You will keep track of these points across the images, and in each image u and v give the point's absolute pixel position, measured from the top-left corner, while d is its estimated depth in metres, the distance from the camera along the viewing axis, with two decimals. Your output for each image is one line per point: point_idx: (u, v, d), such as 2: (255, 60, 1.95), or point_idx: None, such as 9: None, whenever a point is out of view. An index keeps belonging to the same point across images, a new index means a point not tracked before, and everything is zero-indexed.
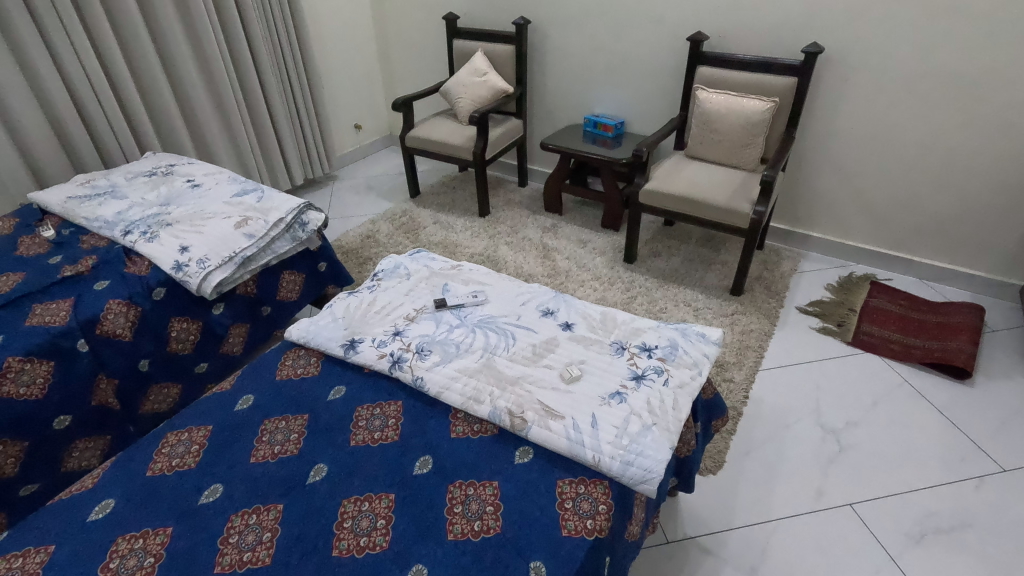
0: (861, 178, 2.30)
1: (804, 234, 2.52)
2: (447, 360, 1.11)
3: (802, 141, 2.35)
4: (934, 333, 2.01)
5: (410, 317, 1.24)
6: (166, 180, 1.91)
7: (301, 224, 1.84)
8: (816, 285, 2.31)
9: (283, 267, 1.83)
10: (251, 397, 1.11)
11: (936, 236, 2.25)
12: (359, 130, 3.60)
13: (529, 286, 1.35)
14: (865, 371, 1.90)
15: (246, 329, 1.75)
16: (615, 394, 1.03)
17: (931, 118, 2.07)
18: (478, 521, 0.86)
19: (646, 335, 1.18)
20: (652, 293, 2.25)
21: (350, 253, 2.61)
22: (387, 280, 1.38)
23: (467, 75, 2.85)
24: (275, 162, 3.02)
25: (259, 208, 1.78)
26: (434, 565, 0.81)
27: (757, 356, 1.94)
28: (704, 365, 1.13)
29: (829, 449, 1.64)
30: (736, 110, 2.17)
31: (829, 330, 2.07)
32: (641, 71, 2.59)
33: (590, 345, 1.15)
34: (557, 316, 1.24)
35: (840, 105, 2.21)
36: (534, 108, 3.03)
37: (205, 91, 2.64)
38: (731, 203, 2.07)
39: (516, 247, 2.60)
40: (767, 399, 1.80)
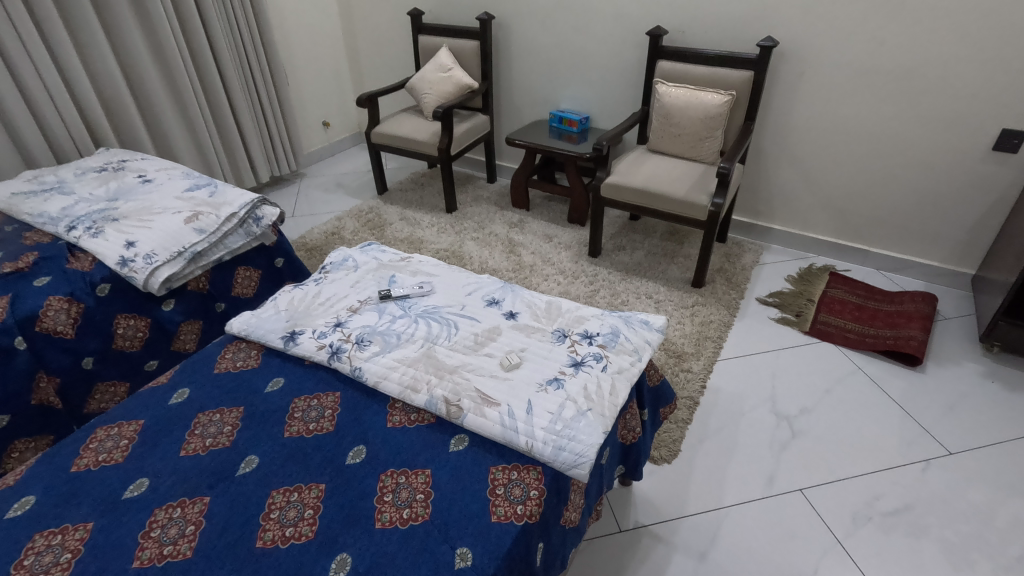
0: (819, 170, 2.33)
1: (766, 227, 2.55)
2: (387, 350, 1.10)
3: (761, 135, 2.38)
4: (888, 321, 2.04)
5: (354, 308, 1.23)
6: (116, 175, 1.87)
7: (256, 219, 1.81)
8: (776, 276, 2.34)
9: (237, 262, 1.81)
10: (187, 391, 1.09)
11: (891, 226, 2.29)
12: (328, 128, 3.57)
13: (477, 277, 1.34)
14: (821, 359, 1.93)
15: (199, 326, 1.73)
16: (553, 380, 1.03)
17: (883, 110, 2.11)
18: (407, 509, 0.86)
19: (589, 323, 1.18)
20: (614, 286, 2.26)
21: (313, 251, 2.59)
22: (334, 272, 1.37)
23: (432, 71, 2.84)
24: (239, 159, 2.99)
25: (211, 203, 1.75)
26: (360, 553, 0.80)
27: (716, 346, 1.96)
28: (645, 352, 1.13)
29: (783, 436, 1.66)
30: (694, 104, 2.18)
31: (788, 321, 2.09)
32: (603, 67, 2.60)
33: (532, 333, 1.15)
34: (502, 305, 1.23)
35: (796, 99, 2.24)
36: (501, 104, 3.03)
37: (163, 86, 2.60)
38: (689, 195, 2.09)
39: (481, 242, 2.60)
40: (724, 388, 1.82)
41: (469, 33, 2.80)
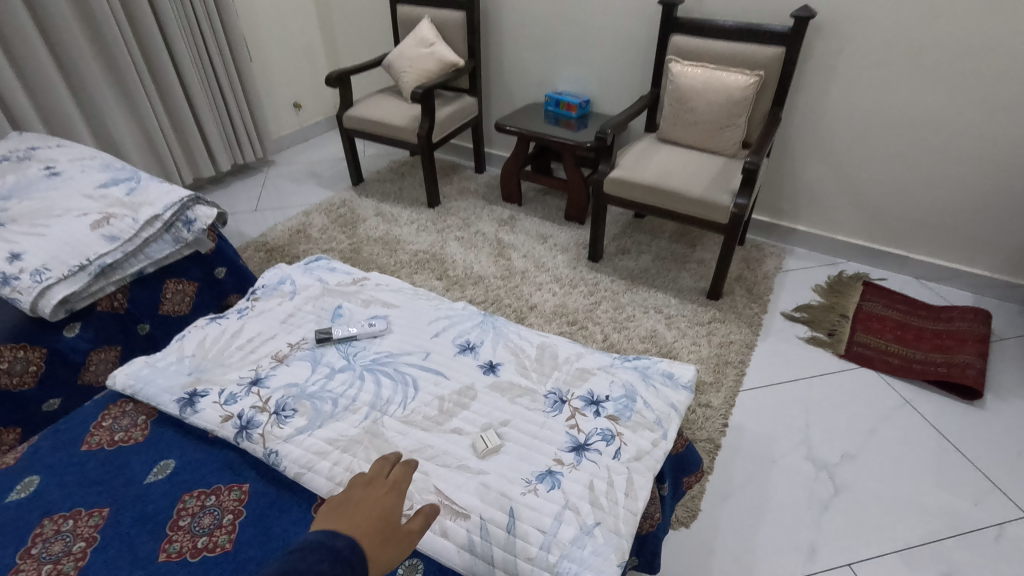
0: (854, 165, 2.02)
1: (789, 228, 2.25)
2: (318, 424, 0.80)
3: (788, 123, 2.06)
4: (935, 343, 1.76)
5: (281, 355, 0.92)
6: (17, 166, 1.54)
7: (186, 222, 1.49)
8: (803, 286, 2.04)
9: (165, 274, 1.49)
10: (36, 481, 0.78)
11: (935, 230, 1.99)
12: (299, 110, 3.22)
13: (448, 310, 1.04)
14: (861, 390, 1.64)
15: (116, 353, 1.42)
16: (545, 475, 0.74)
17: (935, 97, 1.79)
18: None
19: (594, 380, 0.88)
20: (618, 298, 1.95)
21: (274, 251, 2.27)
22: (264, 301, 1.06)
23: (412, 46, 2.49)
24: (193, 144, 2.65)
25: (129, 202, 1.43)
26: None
27: (738, 374, 1.67)
28: (670, 424, 0.84)
29: (822, 491, 1.37)
30: (713, 86, 1.86)
31: (819, 341, 1.80)
32: (607, 42, 2.27)
33: (516, 397, 0.85)
34: (479, 353, 0.93)
35: (832, 82, 1.92)
36: (490, 85, 2.70)
37: (97, 60, 2.28)
38: (706, 194, 1.78)
39: (466, 243, 2.28)
40: (750, 427, 1.52)
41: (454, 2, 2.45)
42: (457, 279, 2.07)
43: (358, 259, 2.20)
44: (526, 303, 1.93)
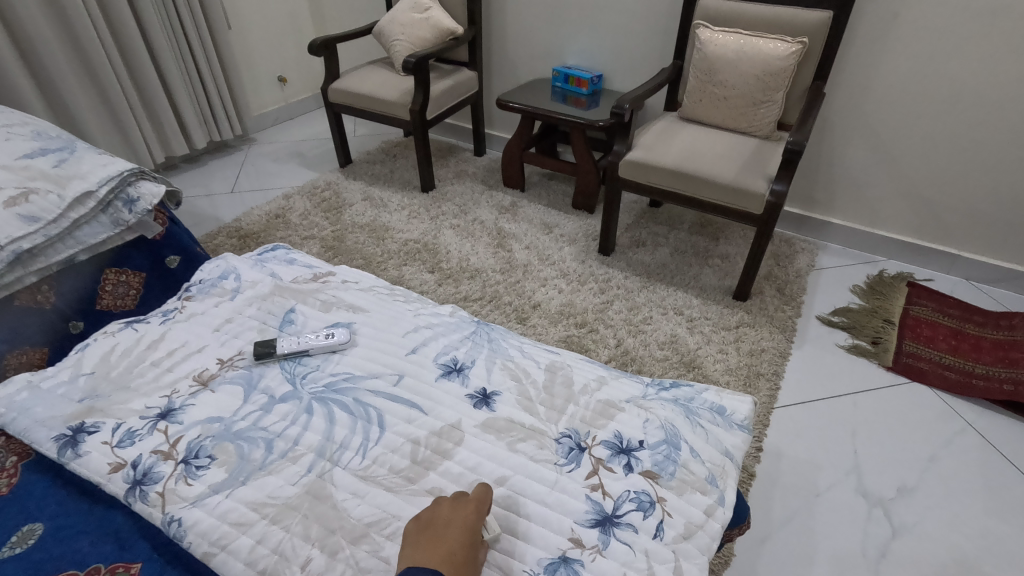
0: (902, 150, 1.79)
1: (822, 221, 2.02)
2: (243, 479, 0.58)
3: (828, 101, 1.83)
4: (998, 356, 1.53)
5: (206, 376, 0.70)
6: None
7: (127, 200, 1.25)
8: (840, 286, 1.82)
9: (102, 263, 1.26)
10: None
11: (991, 226, 1.76)
12: (284, 85, 2.97)
13: (432, 317, 0.82)
14: (915, 409, 1.42)
15: (41, 356, 1.20)
16: (557, 563, 0.53)
17: (1005, 70, 1.56)
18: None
19: (623, 419, 0.66)
20: (633, 297, 1.73)
21: (248, 238, 2.03)
22: (198, 301, 0.84)
23: (406, 11, 2.25)
24: (163, 117, 2.40)
25: (55, 176, 1.19)
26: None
27: (771, 387, 1.44)
28: (727, 482, 0.62)
29: (879, 533, 1.15)
30: (748, 55, 1.62)
31: (863, 350, 1.57)
32: (623, 8, 2.03)
33: (516, 442, 0.63)
34: (468, 376, 0.71)
35: (883, 53, 1.68)
36: (492, 58, 2.45)
37: (49, 17, 2.01)
38: (739, 180, 1.54)
39: (462, 232, 2.05)
40: (790, 452, 1.30)
41: None
42: (451, 272, 1.84)
43: (341, 247, 1.97)
44: (528, 301, 1.70)
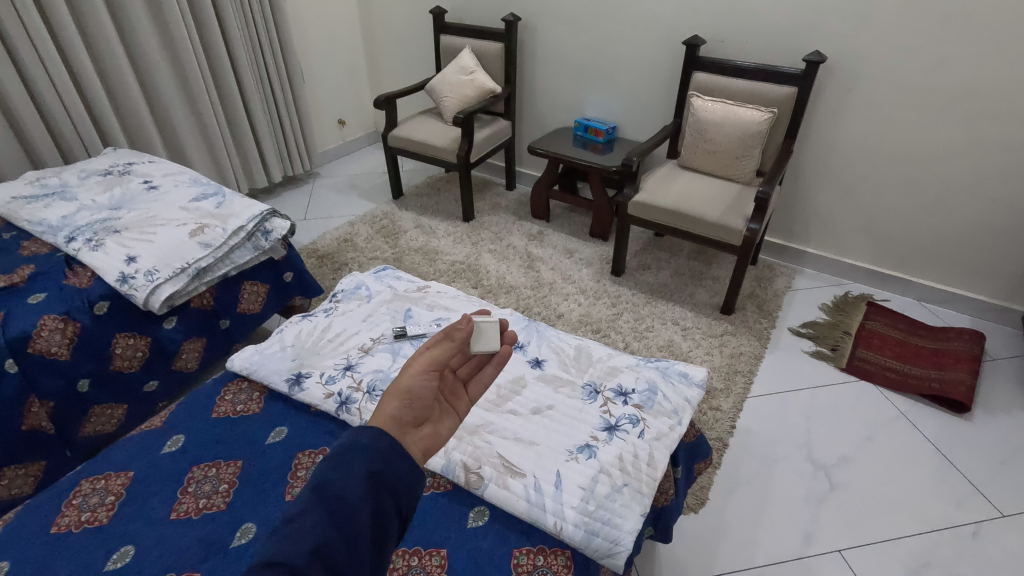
0: (861, 193, 2.19)
1: (799, 250, 2.42)
2: None
3: (800, 153, 2.24)
4: (932, 361, 1.91)
5: (366, 347, 1.13)
6: (120, 180, 1.79)
7: (265, 232, 1.71)
8: (811, 304, 2.21)
9: (244, 278, 1.72)
10: (181, 438, 1.01)
11: (935, 256, 2.14)
12: (343, 126, 3.47)
13: (500, 315, 1.24)
14: (859, 400, 1.80)
15: (202, 344, 1.64)
16: (584, 447, 0.93)
17: (938, 133, 1.94)
18: (367, 430, 0.61)
19: (623, 376, 1.08)
20: (639, 310, 2.14)
21: (324, 258, 2.49)
22: (345, 302, 1.28)
23: (454, 73, 2.73)
24: (250, 157, 2.89)
25: (218, 215, 1.66)
26: (272, 541, 0.52)
27: (746, 382, 1.84)
28: (685, 413, 1.03)
29: (819, 488, 1.53)
30: (731, 120, 2.05)
31: (823, 355, 1.96)
32: (633, 75, 2.48)
33: (559, 387, 1.04)
34: (527, 351, 1.13)
35: (841, 118, 2.09)
36: (523, 109, 2.92)
37: (173, 81, 2.50)
38: (722, 219, 1.96)
39: (499, 255, 2.48)
40: (757, 430, 1.69)
41: (493, 35, 2.68)
42: (491, 288, 2.27)
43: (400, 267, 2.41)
44: (554, 312, 2.13)
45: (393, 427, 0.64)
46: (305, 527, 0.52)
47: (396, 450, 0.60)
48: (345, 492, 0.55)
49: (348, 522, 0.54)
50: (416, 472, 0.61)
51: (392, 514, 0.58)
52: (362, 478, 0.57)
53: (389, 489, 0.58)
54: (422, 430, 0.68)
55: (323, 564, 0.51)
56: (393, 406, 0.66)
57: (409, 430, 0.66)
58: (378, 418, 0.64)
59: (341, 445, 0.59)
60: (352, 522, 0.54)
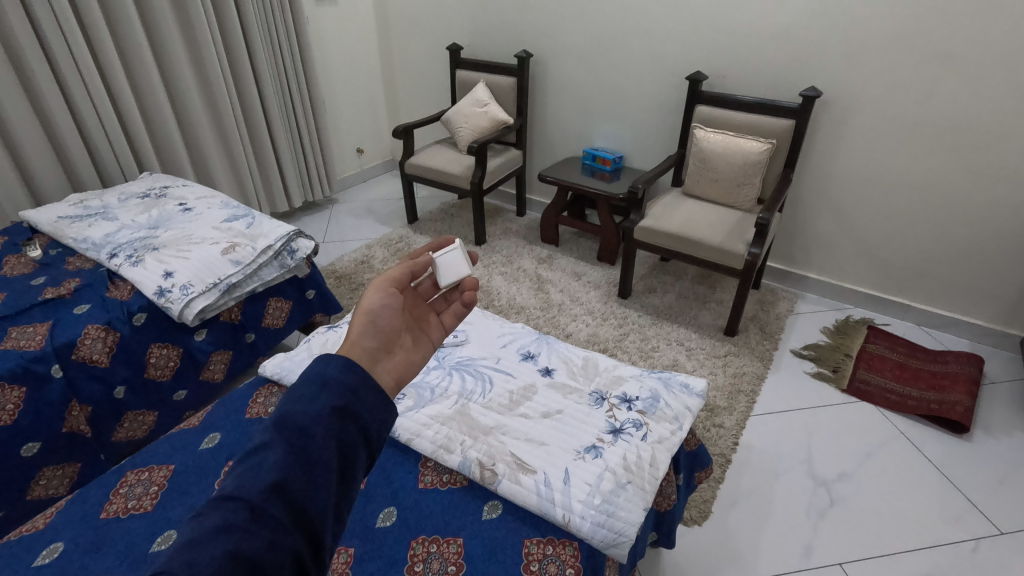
0: (859, 221, 2.27)
1: (801, 275, 2.50)
2: (421, 405, 1.10)
3: (799, 182, 2.34)
4: (931, 383, 1.96)
5: None
6: (157, 202, 1.92)
7: (290, 252, 1.82)
8: (812, 327, 2.28)
9: (270, 294, 1.82)
10: (217, 436, 1.11)
11: (933, 282, 2.21)
12: (361, 155, 3.63)
13: (513, 327, 1.33)
14: (859, 420, 1.85)
15: (228, 356, 1.73)
16: (591, 448, 1.00)
17: (931, 163, 2.03)
18: (334, 361, 0.59)
19: (627, 385, 1.15)
20: (644, 330, 2.21)
21: (342, 278, 2.60)
22: None
23: (468, 105, 2.88)
24: (273, 182, 3.03)
25: (248, 234, 1.77)
26: (236, 474, 0.51)
27: (749, 401, 1.89)
28: (686, 419, 1.10)
29: (820, 502, 1.58)
30: (732, 150, 2.16)
31: (824, 376, 2.02)
32: (639, 107, 2.61)
33: (568, 393, 1.12)
34: (538, 360, 1.22)
35: (838, 149, 2.19)
36: (534, 139, 3.06)
37: (205, 111, 2.65)
38: (724, 243, 2.05)
39: (510, 277, 2.58)
40: (759, 446, 1.74)
41: (506, 70, 2.84)
42: (502, 308, 2.36)
43: None
44: (562, 332, 2.21)
45: (363, 354, 0.65)
46: (266, 462, 0.51)
47: (363, 383, 0.58)
48: (306, 424, 0.53)
49: (310, 455, 0.52)
50: (385, 404, 0.59)
51: (358, 445, 0.56)
52: (326, 411, 0.55)
53: (355, 420, 0.56)
54: (393, 356, 0.69)
55: (286, 499, 0.50)
56: (361, 334, 0.67)
57: (379, 359, 0.67)
58: (346, 347, 0.65)
59: (304, 379, 0.57)
60: (314, 454, 0.52)
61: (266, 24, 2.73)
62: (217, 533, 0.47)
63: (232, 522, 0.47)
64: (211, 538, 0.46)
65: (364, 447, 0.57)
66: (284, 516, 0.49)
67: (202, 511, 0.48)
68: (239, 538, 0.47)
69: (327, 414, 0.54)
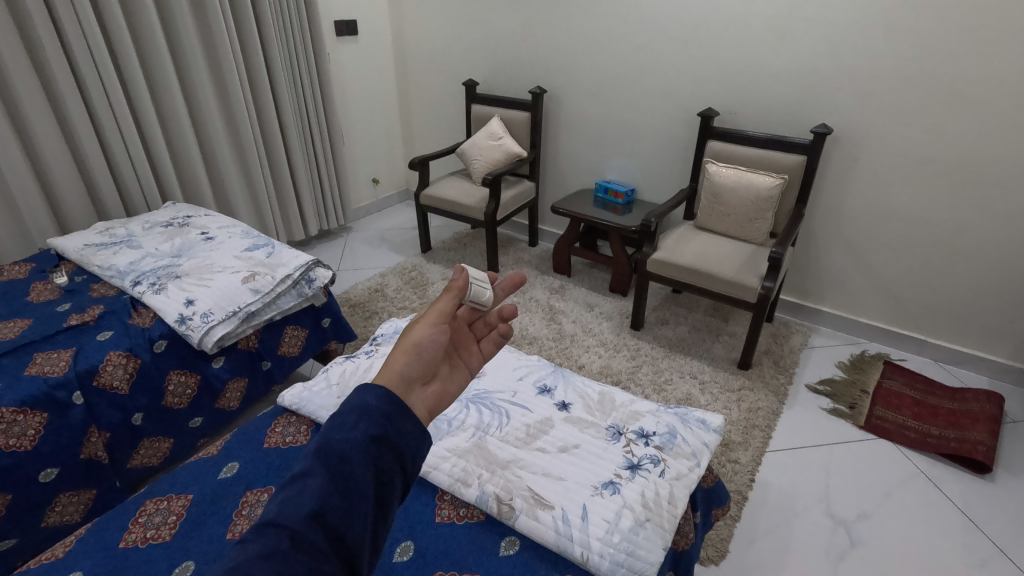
0: (872, 255, 2.27)
1: (814, 308, 2.49)
2: (438, 437, 1.10)
3: (811, 216, 2.36)
4: (950, 421, 1.93)
5: None
6: (180, 231, 1.97)
7: (308, 281, 1.85)
8: (827, 362, 2.26)
9: (287, 322, 1.84)
10: (235, 465, 1.12)
11: (950, 318, 2.19)
12: (376, 185, 3.71)
13: (528, 360, 1.34)
14: (878, 458, 1.82)
15: (244, 383, 1.74)
16: (609, 484, 0.99)
17: (944, 199, 2.04)
18: (373, 390, 0.59)
19: (644, 420, 1.15)
20: (658, 363, 2.21)
21: (356, 306, 2.62)
22: (385, 345, 1.40)
23: (483, 138, 2.94)
24: (290, 211, 3.09)
25: (268, 263, 1.81)
26: (277, 500, 0.52)
27: (764, 436, 1.87)
28: (703, 456, 1.09)
29: (839, 543, 1.54)
30: (744, 185, 2.19)
31: (841, 412, 1.99)
32: (651, 142, 2.65)
33: (585, 428, 1.12)
34: (554, 394, 1.22)
35: (849, 184, 2.21)
36: (547, 172, 3.11)
37: (229, 142, 2.73)
38: (737, 277, 2.05)
39: (522, 307, 2.59)
40: (776, 484, 1.71)
41: (521, 105, 2.91)
42: (515, 338, 2.36)
43: None
44: (574, 363, 2.21)
45: (402, 385, 0.64)
46: (306, 489, 0.52)
47: (400, 412, 0.59)
48: (346, 451, 0.54)
49: (349, 482, 0.52)
50: (421, 432, 0.60)
51: (395, 473, 0.56)
52: (365, 440, 0.55)
53: (392, 448, 0.56)
54: (429, 388, 0.69)
55: (324, 527, 0.51)
56: (404, 365, 0.66)
57: (415, 389, 0.67)
58: (387, 374, 0.64)
59: (344, 407, 0.58)
60: (353, 482, 0.52)
61: (290, 60, 2.83)
62: (260, 559, 0.48)
63: (274, 548, 0.48)
64: (254, 563, 0.48)
65: (400, 475, 0.57)
66: (322, 542, 0.50)
67: (246, 537, 0.50)
68: (283, 564, 0.48)
69: (365, 442, 0.55)
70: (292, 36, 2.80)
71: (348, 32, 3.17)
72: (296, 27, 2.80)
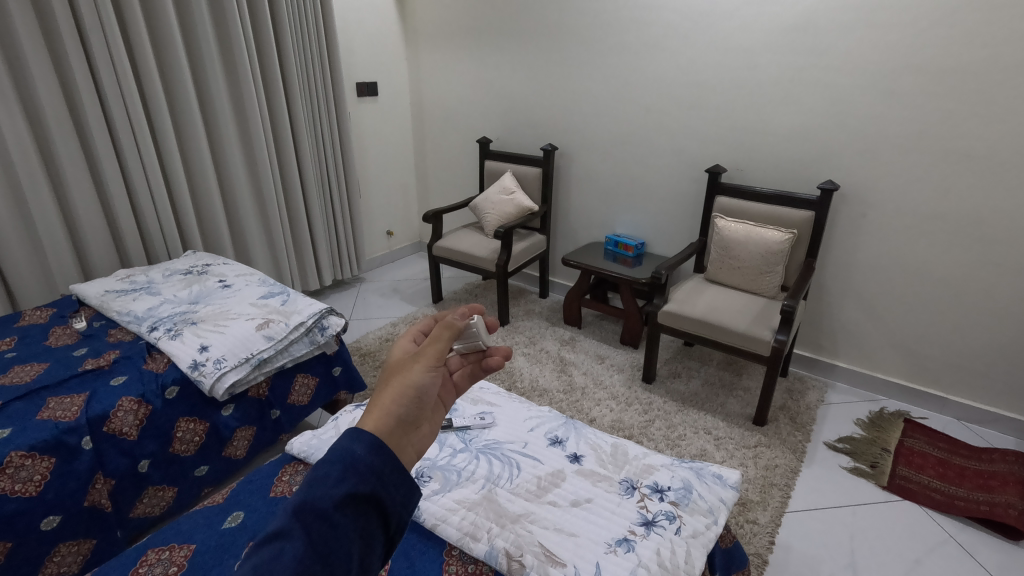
0: (886, 310, 2.26)
1: (829, 363, 2.45)
2: (447, 488, 1.08)
3: (821, 270, 2.36)
4: (978, 483, 1.85)
5: None
6: (199, 278, 2.02)
7: (321, 329, 1.87)
8: (845, 418, 2.20)
9: (298, 370, 1.85)
10: (241, 515, 1.10)
11: (969, 375, 2.14)
12: (390, 237, 3.79)
13: (540, 411, 1.33)
14: (904, 521, 1.73)
15: (252, 432, 1.73)
16: (622, 541, 0.96)
17: (955, 255, 2.04)
18: (362, 438, 0.50)
19: (658, 474, 1.12)
20: (670, 418, 2.16)
21: (367, 356, 2.62)
22: None
23: (496, 193, 3.03)
24: (306, 261, 3.16)
25: (282, 311, 1.83)
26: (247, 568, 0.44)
27: (783, 496, 1.81)
28: (721, 512, 1.06)
29: None
30: (753, 239, 2.21)
31: (862, 472, 1.93)
32: (659, 198, 2.71)
33: (597, 481, 1.10)
34: (566, 446, 1.20)
35: (858, 239, 2.23)
36: (558, 225, 3.17)
37: (251, 197, 2.83)
38: (750, 330, 2.04)
39: (533, 359, 2.58)
40: (798, 547, 1.64)
41: (533, 161, 3.01)
42: (525, 390, 2.34)
43: None
44: (585, 416, 2.17)
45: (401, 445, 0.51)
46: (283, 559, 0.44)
47: (391, 465, 0.50)
48: (329, 513, 0.46)
49: (328, 550, 0.45)
50: (410, 485, 0.52)
51: (376, 533, 0.49)
52: (348, 501, 0.47)
53: (378, 507, 0.49)
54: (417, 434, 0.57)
55: None
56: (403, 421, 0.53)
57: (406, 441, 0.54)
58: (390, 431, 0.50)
59: (326, 454, 0.49)
60: (333, 548, 0.46)
61: (313, 120, 2.97)
62: None
63: None
64: None
65: (384, 532, 0.50)
66: None
67: None
68: None
69: (349, 502, 0.47)
70: (316, 99, 2.95)
71: (368, 93, 3.32)
72: (320, 89, 2.96)
